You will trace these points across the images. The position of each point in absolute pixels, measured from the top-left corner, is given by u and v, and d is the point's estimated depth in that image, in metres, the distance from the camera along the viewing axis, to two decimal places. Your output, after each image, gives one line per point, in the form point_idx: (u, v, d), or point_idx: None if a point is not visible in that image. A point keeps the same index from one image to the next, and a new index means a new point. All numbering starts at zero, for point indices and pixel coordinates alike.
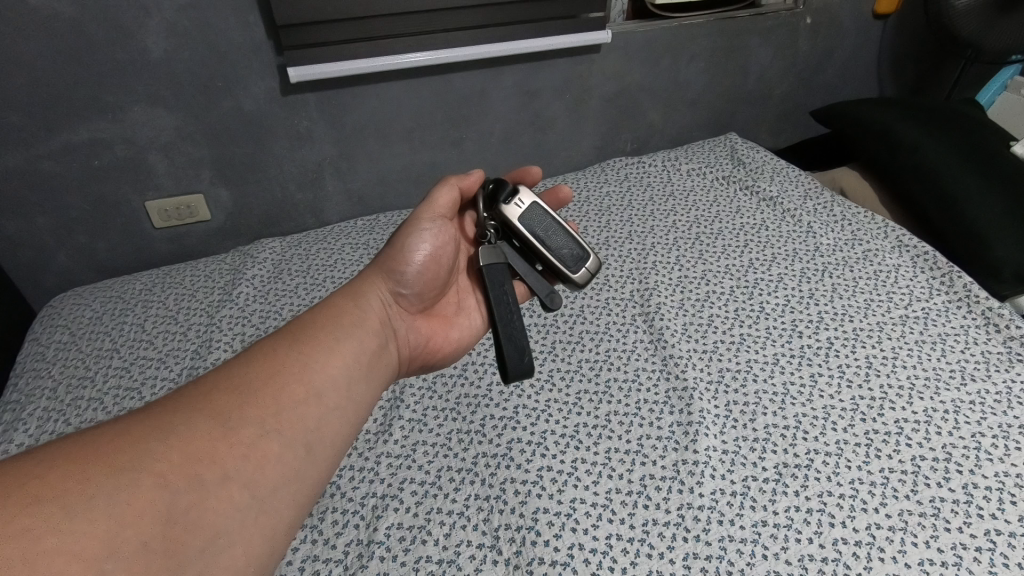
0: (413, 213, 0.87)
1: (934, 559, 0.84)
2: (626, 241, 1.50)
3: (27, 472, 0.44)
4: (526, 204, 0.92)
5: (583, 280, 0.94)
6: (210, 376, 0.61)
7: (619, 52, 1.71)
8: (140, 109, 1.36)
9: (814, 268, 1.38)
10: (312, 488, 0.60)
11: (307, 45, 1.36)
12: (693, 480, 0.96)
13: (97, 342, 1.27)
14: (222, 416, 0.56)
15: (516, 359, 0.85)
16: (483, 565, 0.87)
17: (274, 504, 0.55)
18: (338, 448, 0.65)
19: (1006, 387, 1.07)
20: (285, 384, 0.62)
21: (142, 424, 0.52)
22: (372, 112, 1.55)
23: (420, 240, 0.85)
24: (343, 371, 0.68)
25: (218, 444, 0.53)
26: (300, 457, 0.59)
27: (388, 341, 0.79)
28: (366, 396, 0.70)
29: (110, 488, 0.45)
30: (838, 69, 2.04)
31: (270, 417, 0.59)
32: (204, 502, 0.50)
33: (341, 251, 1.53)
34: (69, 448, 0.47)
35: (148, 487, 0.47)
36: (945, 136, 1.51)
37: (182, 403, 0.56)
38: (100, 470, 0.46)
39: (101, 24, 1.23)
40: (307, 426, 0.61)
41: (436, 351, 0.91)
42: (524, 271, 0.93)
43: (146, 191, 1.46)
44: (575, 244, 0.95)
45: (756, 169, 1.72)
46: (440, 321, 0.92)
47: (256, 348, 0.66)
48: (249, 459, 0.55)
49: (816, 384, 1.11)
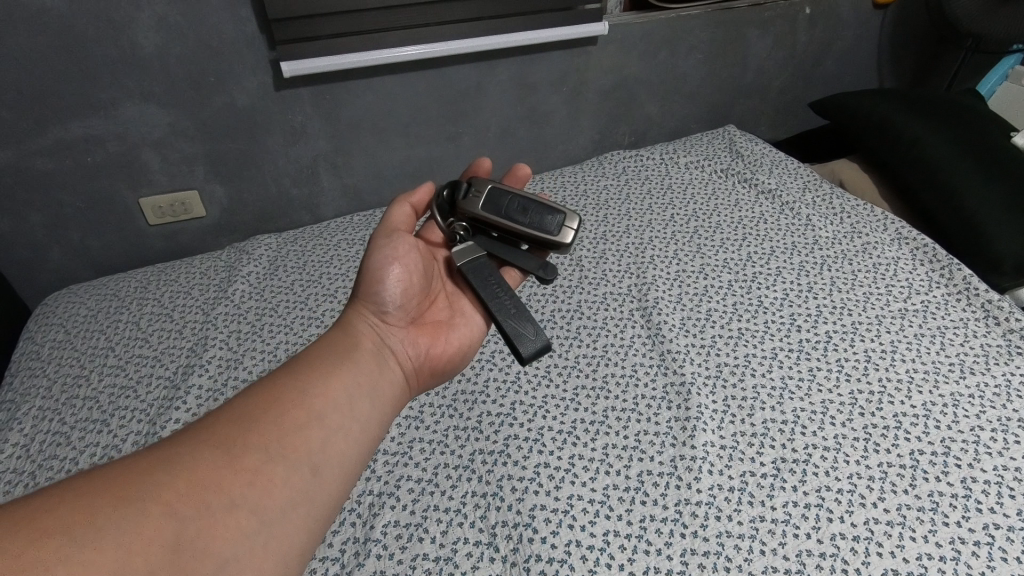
0: (375, 236, 0.86)
1: (933, 553, 0.84)
2: (624, 236, 1.49)
3: (35, 506, 0.45)
4: (484, 194, 0.93)
5: (569, 239, 0.89)
6: (213, 410, 0.61)
7: (617, 44, 1.70)
8: (131, 105, 1.34)
9: (813, 262, 1.37)
10: (323, 511, 0.59)
11: (300, 39, 1.34)
12: (690, 476, 0.95)
13: (92, 341, 1.27)
14: (225, 445, 0.56)
15: (529, 340, 0.82)
16: (480, 562, 0.87)
17: (282, 528, 0.54)
18: (348, 469, 0.63)
19: (1005, 380, 1.07)
20: (285, 410, 0.62)
21: (148, 458, 0.52)
22: (366, 107, 1.54)
23: (387, 255, 0.83)
24: (346, 392, 0.68)
25: (223, 472, 0.53)
26: (307, 480, 0.58)
27: (389, 359, 0.78)
28: (372, 416, 0.69)
29: (116, 519, 0.46)
30: (837, 59, 2.02)
31: (273, 442, 0.58)
32: (210, 529, 0.49)
33: (337, 247, 1.52)
34: (80, 481, 0.48)
35: (154, 516, 0.47)
36: (945, 127, 1.49)
37: (186, 436, 0.56)
38: (108, 501, 0.47)
39: (90, 19, 1.22)
40: (312, 448, 0.60)
41: (439, 359, 0.86)
42: (510, 255, 0.93)
43: (139, 188, 1.45)
44: (546, 207, 0.91)
45: (754, 161, 1.71)
46: (435, 327, 0.87)
47: (261, 378, 0.67)
48: (254, 485, 0.54)
49: (814, 378, 1.10)
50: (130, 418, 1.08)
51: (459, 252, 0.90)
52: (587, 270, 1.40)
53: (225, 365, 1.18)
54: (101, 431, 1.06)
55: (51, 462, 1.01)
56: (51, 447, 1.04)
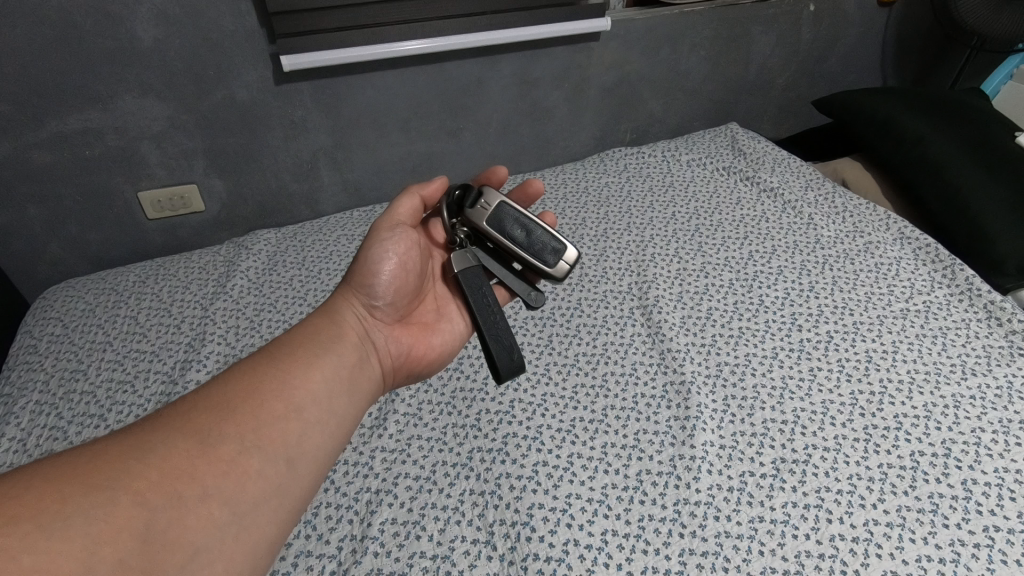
0: (375, 224, 0.84)
1: (932, 555, 0.83)
2: (624, 233, 1.48)
3: (5, 493, 0.44)
4: (492, 207, 0.90)
5: (562, 275, 0.91)
6: (189, 396, 0.60)
7: (619, 40, 1.68)
8: (130, 98, 1.33)
9: (814, 261, 1.36)
10: (295, 504, 0.59)
11: (300, 33, 1.33)
12: (689, 476, 0.95)
13: (90, 335, 1.26)
14: (200, 433, 0.55)
15: (506, 357, 0.84)
16: (477, 560, 0.86)
17: (255, 520, 0.54)
18: (322, 462, 0.63)
19: (1007, 381, 1.06)
20: (264, 401, 0.61)
21: (120, 444, 0.51)
22: (367, 102, 1.53)
23: (387, 250, 0.82)
24: (324, 385, 0.67)
25: (197, 461, 0.53)
26: (281, 473, 0.58)
27: (371, 352, 0.77)
28: (349, 409, 0.69)
29: (86, 508, 0.45)
30: (841, 57, 2.01)
31: (249, 433, 0.58)
32: (182, 518, 0.49)
33: (336, 243, 1.51)
34: (49, 467, 0.47)
35: (124, 506, 0.47)
36: (948, 126, 1.48)
37: (160, 423, 0.55)
38: (80, 490, 0.46)
39: (89, 11, 1.21)
40: (288, 440, 0.60)
41: (420, 360, 0.86)
42: (500, 272, 0.93)
43: (138, 182, 1.45)
44: (550, 237, 0.92)
45: (757, 159, 1.70)
46: (420, 327, 0.87)
47: (239, 366, 0.66)
48: (228, 475, 0.54)
49: (815, 378, 1.10)
50: (127, 413, 1.08)
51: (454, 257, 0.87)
52: (587, 268, 1.39)
53: (223, 361, 1.18)
54: (98, 426, 1.06)
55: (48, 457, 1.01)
56: (49, 441, 1.04)
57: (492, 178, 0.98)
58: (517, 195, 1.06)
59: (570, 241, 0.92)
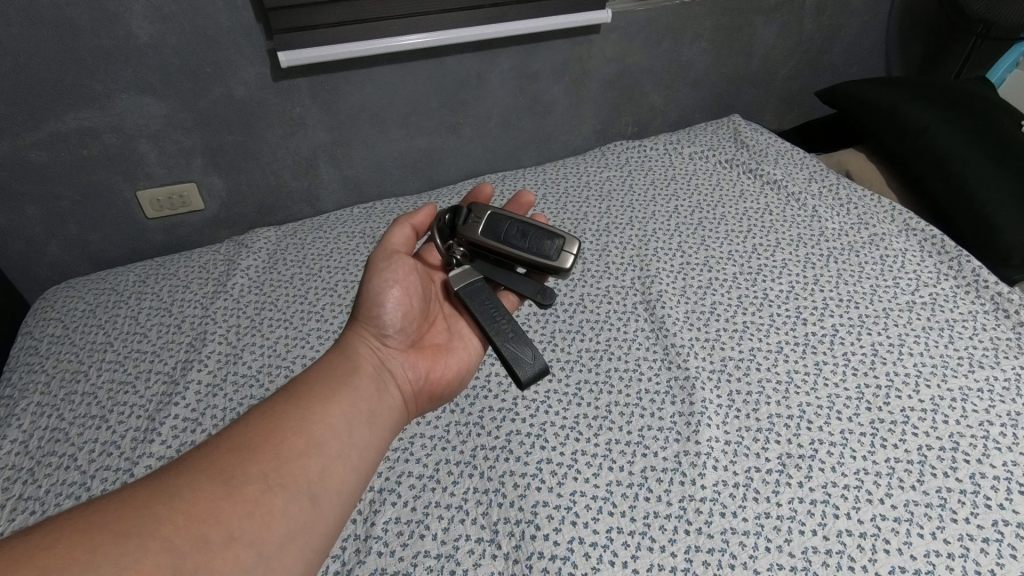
0: (371, 257, 0.84)
1: (941, 550, 0.82)
2: (627, 227, 1.47)
3: (37, 544, 0.45)
4: (484, 218, 0.90)
5: (568, 264, 0.87)
6: (213, 438, 0.60)
7: (620, 32, 1.67)
8: (127, 97, 1.32)
9: (819, 253, 1.35)
10: (321, 540, 0.58)
11: (298, 29, 1.32)
12: (695, 472, 0.94)
13: (90, 336, 1.25)
14: (223, 476, 0.55)
15: (528, 363, 0.81)
16: (481, 559, 0.86)
17: (279, 560, 0.53)
18: (347, 496, 0.62)
19: (1015, 374, 1.05)
20: (284, 438, 0.61)
21: (148, 490, 0.52)
22: (365, 97, 1.52)
23: (387, 281, 0.81)
24: (343, 417, 0.66)
25: (221, 505, 0.53)
26: (304, 510, 0.57)
27: (389, 382, 0.76)
28: (371, 440, 0.68)
29: (113, 557, 0.46)
30: (844, 47, 1.98)
31: (271, 472, 0.57)
32: (207, 566, 0.49)
33: (337, 240, 1.50)
34: (79, 516, 0.48)
35: (149, 554, 0.47)
36: (954, 115, 1.46)
37: (185, 466, 0.56)
38: (107, 538, 0.47)
39: (83, 9, 1.19)
40: (310, 475, 0.59)
41: (438, 383, 0.84)
42: (507, 280, 0.90)
43: (137, 181, 1.44)
44: (545, 232, 0.89)
45: (760, 151, 1.68)
46: (433, 350, 0.85)
47: (260, 403, 0.65)
48: (253, 518, 0.53)
49: (821, 372, 1.09)
50: (129, 414, 1.08)
51: (454, 276, 0.87)
52: (590, 263, 1.38)
53: (224, 361, 1.18)
54: (100, 427, 1.06)
55: (50, 459, 1.01)
56: (50, 443, 1.03)
57: (480, 195, 0.98)
58: (514, 209, 1.05)
59: (567, 230, 0.90)
